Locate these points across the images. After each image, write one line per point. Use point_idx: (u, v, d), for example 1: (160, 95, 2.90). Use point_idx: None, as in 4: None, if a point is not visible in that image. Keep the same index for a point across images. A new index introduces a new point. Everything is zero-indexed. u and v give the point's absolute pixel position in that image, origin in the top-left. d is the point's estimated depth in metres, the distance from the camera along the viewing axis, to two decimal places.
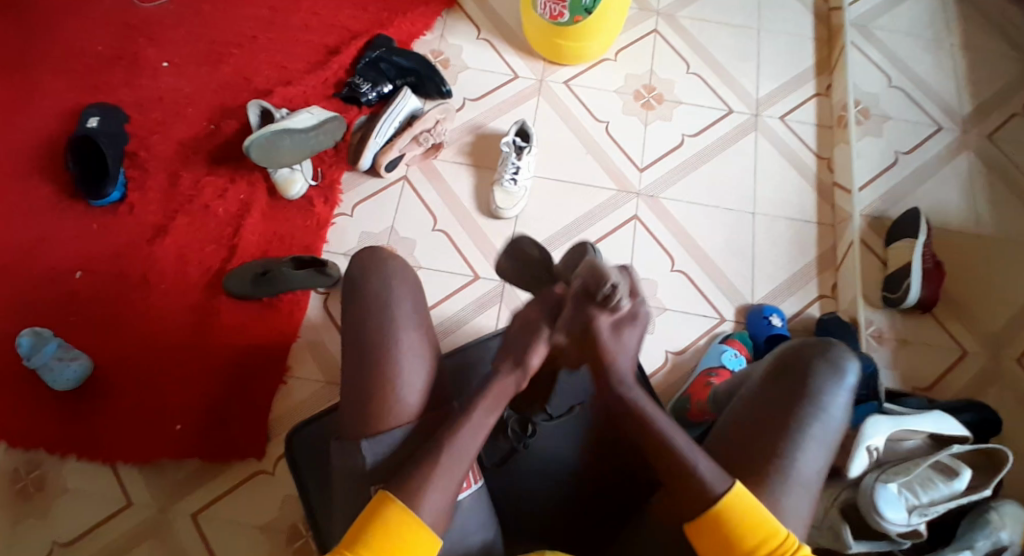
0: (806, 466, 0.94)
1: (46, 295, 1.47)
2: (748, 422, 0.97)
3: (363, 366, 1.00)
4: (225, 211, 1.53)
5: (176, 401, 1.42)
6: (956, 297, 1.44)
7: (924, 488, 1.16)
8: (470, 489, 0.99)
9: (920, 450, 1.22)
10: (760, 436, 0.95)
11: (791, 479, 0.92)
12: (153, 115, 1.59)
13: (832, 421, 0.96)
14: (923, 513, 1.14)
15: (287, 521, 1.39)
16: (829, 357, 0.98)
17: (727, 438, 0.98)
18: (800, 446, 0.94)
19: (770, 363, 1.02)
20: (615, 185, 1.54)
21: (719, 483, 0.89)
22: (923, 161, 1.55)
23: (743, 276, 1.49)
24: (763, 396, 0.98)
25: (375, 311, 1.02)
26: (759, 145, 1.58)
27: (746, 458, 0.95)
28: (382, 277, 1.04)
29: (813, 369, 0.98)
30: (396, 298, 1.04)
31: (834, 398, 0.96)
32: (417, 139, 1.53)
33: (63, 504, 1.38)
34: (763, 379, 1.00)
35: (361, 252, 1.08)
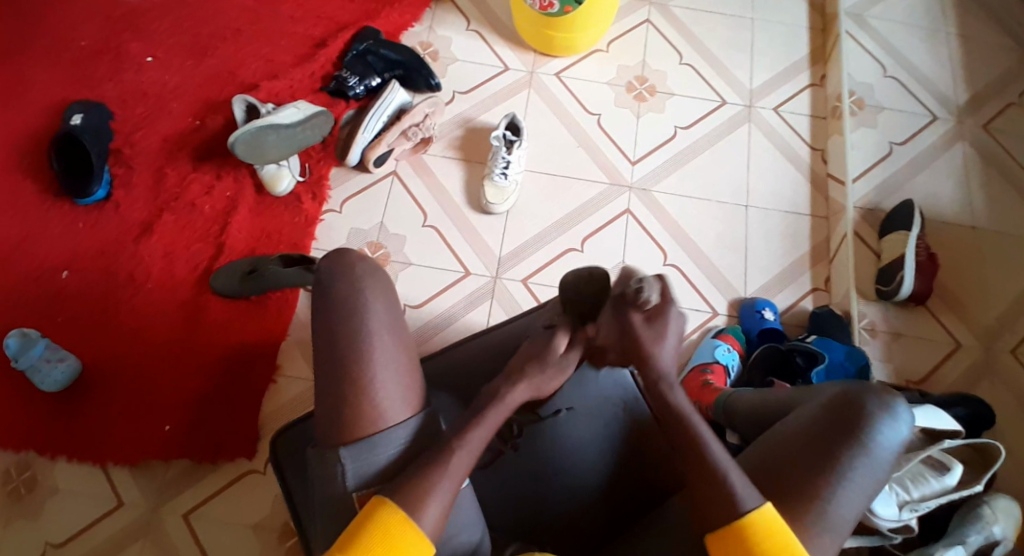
0: (843, 510, 0.96)
1: (33, 295, 1.45)
2: (794, 454, 0.99)
3: (340, 376, 0.98)
4: (212, 209, 1.51)
5: (165, 401, 1.41)
6: (950, 290, 1.43)
7: (914, 484, 1.16)
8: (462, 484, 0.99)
9: (914, 446, 1.19)
10: (804, 472, 0.97)
11: (829, 524, 0.95)
12: (138, 110, 1.57)
13: (878, 471, 0.97)
14: (915, 508, 1.14)
15: (279, 519, 1.38)
16: (888, 402, 1.00)
17: (771, 467, 0.99)
18: (842, 493, 0.95)
19: (825, 400, 1.02)
20: (607, 178, 1.52)
21: (749, 499, 0.90)
22: (918, 152, 1.53)
23: (736, 270, 1.48)
24: (812, 430, 0.99)
25: (344, 317, 1.01)
26: (753, 136, 1.56)
27: (787, 495, 0.96)
28: (350, 281, 1.02)
29: (870, 416, 0.99)
30: (369, 302, 1.02)
31: (886, 447, 0.98)
32: (406, 134, 1.51)
33: (55, 505, 1.37)
34: (816, 412, 1.01)
35: (331, 253, 1.05)
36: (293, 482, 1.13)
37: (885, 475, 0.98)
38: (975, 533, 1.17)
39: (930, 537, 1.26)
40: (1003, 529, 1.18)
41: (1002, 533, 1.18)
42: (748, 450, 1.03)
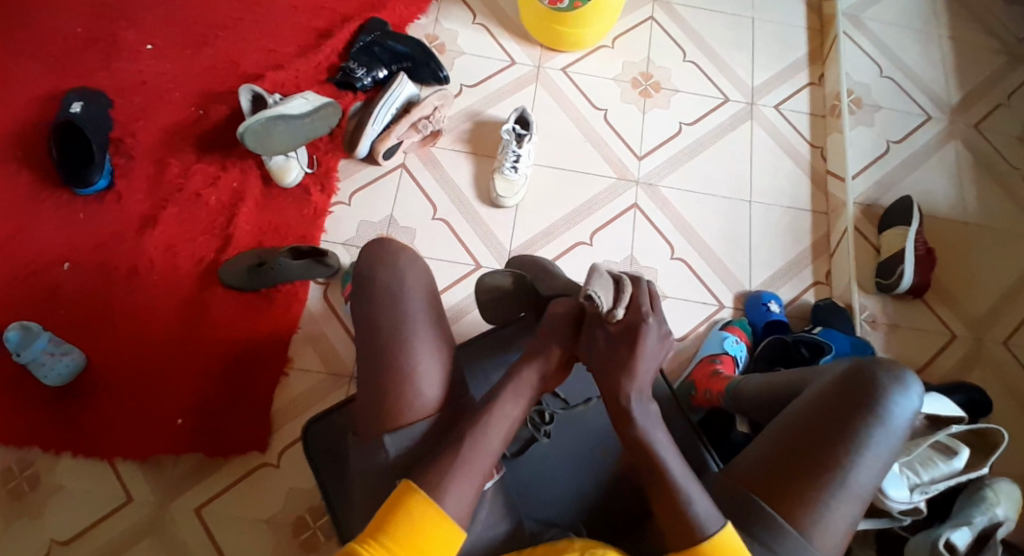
0: (861, 479, 1.02)
1: (34, 288, 1.42)
2: (811, 427, 1.05)
3: (380, 363, 1.02)
4: (217, 200, 1.49)
5: (174, 395, 1.40)
6: (945, 282, 1.50)
7: (924, 467, 1.25)
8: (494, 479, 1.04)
9: (920, 430, 1.28)
10: (823, 446, 1.03)
11: (849, 491, 1.01)
12: (137, 100, 1.54)
13: (893, 440, 1.04)
14: (925, 490, 1.22)
15: (293, 513, 1.37)
16: (896, 372, 1.07)
17: (791, 437, 1.06)
18: (860, 461, 1.02)
19: (839, 374, 1.10)
20: (614, 173, 1.54)
21: (712, 523, 0.93)
22: (914, 149, 1.59)
23: (741, 264, 1.51)
24: (828, 406, 1.06)
25: (385, 305, 1.05)
26: (755, 133, 1.60)
27: (808, 463, 1.03)
28: (390, 270, 1.07)
29: (883, 387, 1.06)
30: (407, 293, 1.07)
31: (899, 418, 1.05)
32: (416, 126, 1.51)
33: (60, 502, 1.35)
34: (829, 388, 1.08)
35: (366, 246, 1.09)
36: (325, 477, 1.15)
37: (899, 444, 1.05)
38: (981, 514, 1.26)
39: (936, 519, 1.36)
40: (1006, 511, 1.27)
41: (1004, 514, 1.27)
42: (765, 429, 1.10)
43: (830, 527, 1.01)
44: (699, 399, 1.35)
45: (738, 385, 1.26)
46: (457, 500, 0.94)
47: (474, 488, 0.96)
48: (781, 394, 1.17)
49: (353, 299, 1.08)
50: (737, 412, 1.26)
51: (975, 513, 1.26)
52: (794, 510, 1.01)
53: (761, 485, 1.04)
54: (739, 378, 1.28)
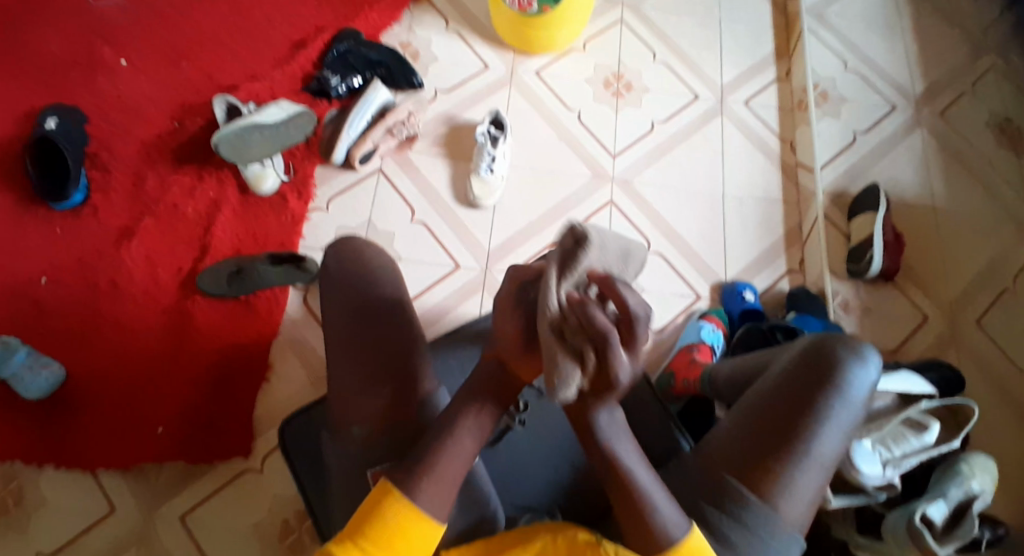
0: (824, 449, 1.05)
1: (12, 303, 1.42)
2: (774, 402, 1.08)
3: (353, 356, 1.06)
4: (194, 211, 1.50)
5: (157, 404, 1.39)
6: (915, 267, 1.54)
7: (895, 443, 1.30)
8: (468, 465, 1.07)
9: (890, 409, 1.34)
10: (786, 419, 1.06)
11: (812, 460, 1.04)
12: (113, 114, 1.54)
13: (853, 409, 1.07)
14: (898, 465, 1.29)
15: (277, 518, 1.37)
16: (855, 346, 1.10)
17: (756, 414, 1.09)
18: (822, 432, 1.05)
19: (800, 350, 1.13)
20: (590, 172, 1.56)
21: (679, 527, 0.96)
22: (881, 138, 1.62)
23: (716, 255, 1.53)
24: (790, 381, 1.09)
25: (356, 300, 1.09)
26: (726, 129, 1.62)
27: (771, 436, 1.06)
28: (357, 265, 1.11)
29: (842, 361, 1.08)
30: (374, 285, 1.10)
31: (858, 389, 1.08)
32: (391, 131, 1.53)
33: (43, 517, 1.33)
34: (792, 365, 1.11)
35: (332, 243, 1.13)
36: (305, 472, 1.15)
37: (860, 415, 1.08)
38: (955, 488, 1.32)
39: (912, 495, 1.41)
40: (980, 484, 1.32)
41: (980, 487, 1.32)
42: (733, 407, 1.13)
43: (795, 496, 1.04)
44: (678, 389, 1.37)
45: (715, 371, 1.28)
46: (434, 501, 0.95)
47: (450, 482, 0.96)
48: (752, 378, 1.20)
49: (326, 295, 1.11)
50: (715, 397, 1.28)
51: (950, 487, 1.32)
52: (760, 482, 1.04)
53: (728, 461, 1.07)
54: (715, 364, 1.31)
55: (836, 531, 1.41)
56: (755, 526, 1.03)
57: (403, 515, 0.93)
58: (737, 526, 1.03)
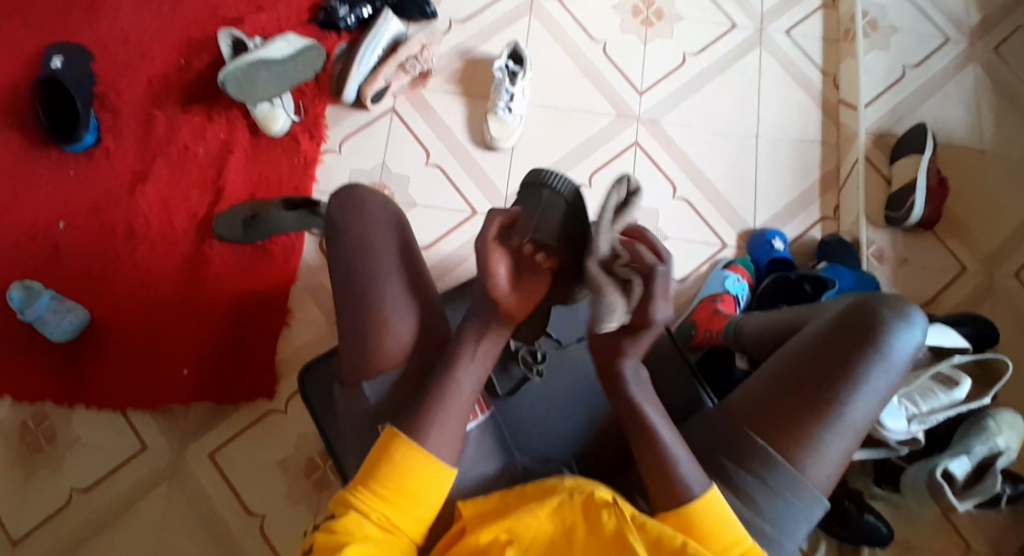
0: (858, 413, 1.03)
1: (30, 247, 1.42)
2: (810, 363, 1.05)
3: (359, 330, 1.04)
4: (206, 152, 1.47)
5: (181, 346, 1.41)
6: (957, 214, 1.45)
7: (923, 398, 1.29)
8: (478, 419, 1.06)
9: (924, 363, 1.32)
10: (820, 382, 1.03)
11: (845, 424, 1.02)
12: (118, 52, 1.50)
13: (892, 374, 1.04)
14: (923, 421, 1.27)
15: (302, 456, 1.40)
16: (901, 308, 1.06)
17: (788, 373, 1.06)
18: (856, 395, 1.02)
19: (842, 310, 1.09)
20: (615, 111, 1.48)
21: (697, 484, 0.96)
22: (930, 75, 1.51)
23: (744, 201, 1.46)
24: (828, 343, 1.06)
25: (361, 265, 1.07)
26: (763, 62, 1.52)
27: (805, 397, 1.03)
28: (363, 221, 1.09)
29: (886, 324, 1.05)
30: (376, 250, 1.07)
31: (900, 353, 1.05)
32: (404, 67, 1.46)
33: (76, 455, 1.38)
34: (832, 325, 1.08)
35: (338, 194, 1.10)
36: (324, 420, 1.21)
37: (899, 377, 1.05)
38: (981, 445, 1.29)
39: (935, 449, 1.38)
40: (1007, 441, 1.30)
41: (1005, 444, 1.30)
42: (763, 364, 1.11)
43: (823, 458, 1.02)
44: (698, 339, 1.35)
45: (739, 322, 1.26)
46: None
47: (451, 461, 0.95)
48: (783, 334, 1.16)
49: (332, 258, 1.08)
50: (737, 350, 1.26)
51: (975, 443, 1.30)
52: (787, 444, 1.02)
53: (756, 420, 1.05)
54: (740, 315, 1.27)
55: (853, 483, 1.42)
56: (779, 487, 1.02)
57: (410, 456, 0.93)
58: (761, 487, 1.02)
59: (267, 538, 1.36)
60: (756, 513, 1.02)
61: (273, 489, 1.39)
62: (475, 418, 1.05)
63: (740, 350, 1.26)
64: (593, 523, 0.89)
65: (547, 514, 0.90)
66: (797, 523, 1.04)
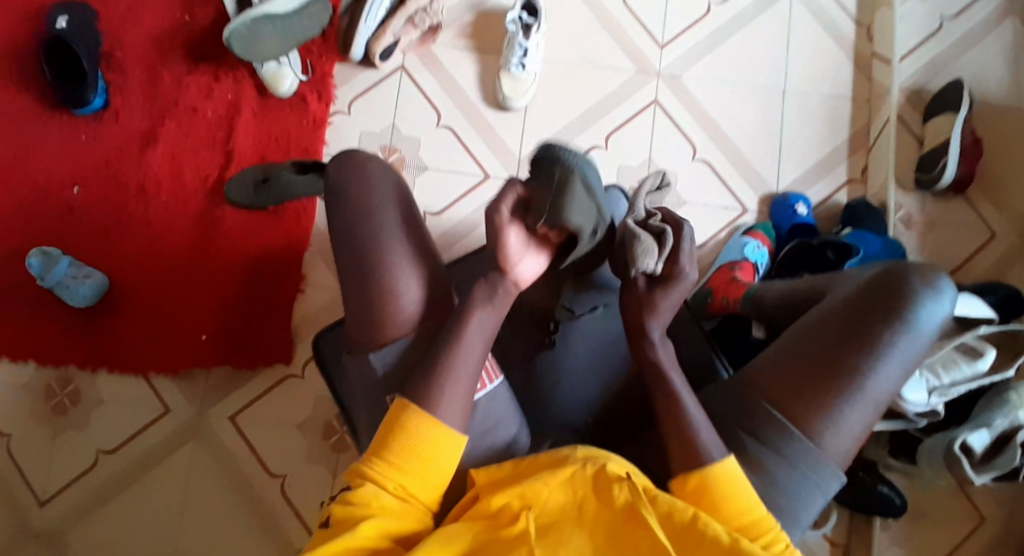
0: (879, 385, 1.01)
1: (47, 211, 1.43)
2: (832, 332, 1.03)
3: (365, 320, 1.04)
4: (214, 113, 1.44)
5: (199, 309, 1.44)
6: (991, 177, 1.39)
7: (945, 370, 1.27)
8: (485, 388, 1.04)
9: (947, 334, 1.25)
10: (843, 352, 1.01)
11: (865, 396, 1.00)
12: (121, 8, 1.46)
13: (918, 344, 1.01)
14: (943, 394, 1.27)
15: (321, 418, 1.45)
16: (931, 276, 1.03)
17: (810, 341, 1.03)
18: (880, 367, 1.00)
19: (869, 277, 1.06)
20: (634, 66, 1.41)
21: (715, 450, 0.95)
22: (970, 26, 1.42)
23: (768, 162, 1.41)
24: (853, 311, 1.03)
25: (362, 247, 1.04)
26: (794, 11, 1.43)
27: (826, 367, 1.01)
28: (362, 186, 1.08)
29: (915, 293, 1.02)
30: (377, 227, 1.06)
31: (928, 322, 1.02)
32: (412, 21, 1.39)
33: (101, 417, 1.43)
34: (857, 292, 1.05)
35: (337, 156, 1.10)
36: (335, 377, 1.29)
37: (925, 349, 1.02)
38: (1002, 419, 1.28)
39: (954, 422, 1.37)
40: None
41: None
42: (784, 332, 1.08)
43: (841, 430, 1.01)
44: (715, 305, 1.33)
45: (759, 289, 1.22)
46: None
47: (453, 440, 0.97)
48: (805, 298, 1.13)
49: (336, 241, 1.07)
50: (754, 318, 1.23)
51: (994, 417, 1.28)
52: (807, 415, 1.00)
53: (775, 389, 1.03)
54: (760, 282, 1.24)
55: (868, 452, 1.43)
56: (795, 458, 1.00)
57: (419, 422, 0.93)
58: (778, 459, 1.00)
59: (289, 499, 1.41)
60: (771, 485, 1.01)
61: (293, 450, 1.44)
62: (481, 389, 1.04)
63: (758, 318, 1.23)
64: (604, 495, 0.86)
65: (558, 483, 0.87)
66: (813, 496, 1.02)
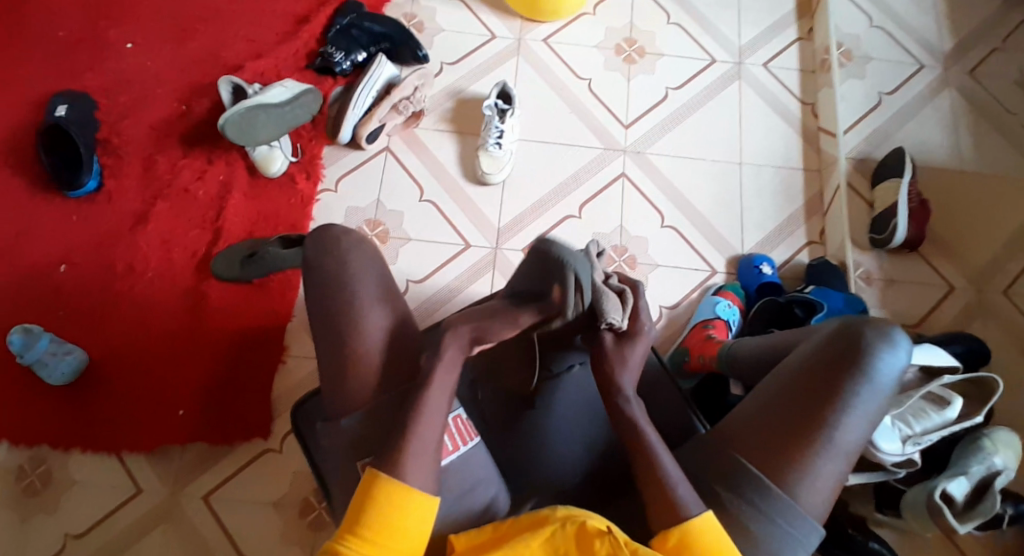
0: (847, 437, 1.01)
1: (32, 288, 1.45)
2: (797, 389, 1.03)
3: (346, 351, 1.05)
4: (205, 194, 1.51)
5: (176, 386, 1.42)
6: (942, 234, 1.48)
7: (916, 419, 1.24)
8: (455, 453, 1.04)
9: (913, 384, 1.24)
10: (808, 407, 1.01)
11: (835, 449, 1.00)
12: (121, 98, 1.56)
13: (880, 397, 1.02)
14: (917, 441, 1.21)
15: (298, 495, 1.40)
16: (885, 331, 1.04)
17: (775, 397, 1.04)
18: (846, 419, 1.00)
19: (826, 334, 1.07)
20: (602, 143, 1.53)
21: (695, 506, 0.95)
22: (906, 101, 1.57)
23: (732, 227, 1.50)
24: (814, 368, 1.04)
25: (337, 291, 1.07)
26: (743, 94, 1.59)
27: (794, 423, 1.01)
28: (337, 256, 1.09)
29: (872, 347, 1.03)
30: (356, 276, 1.08)
31: (887, 375, 1.03)
32: (397, 108, 1.50)
33: (72, 498, 1.37)
34: (817, 350, 1.05)
35: (312, 235, 1.12)
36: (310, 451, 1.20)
37: (888, 401, 1.03)
38: (978, 464, 1.26)
39: (934, 470, 1.35)
40: (1004, 459, 1.27)
41: (1003, 463, 1.27)
42: (750, 392, 1.09)
43: (816, 484, 1.00)
44: (693, 364, 1.34)
45: (733, 347, 1.24)
46: (422, 483, 0.95)
47: (432, 463, 0.97)
48: (777, 356, 1.15)
49: (309, 290, 1.10)
50: (728, 374, 1.25)
51: (971, 463, 1.26)
52: (781, 469, 1.00)
53: (747, 445, 1.03)
54: (735, 342, 1.25)
55: (855, 509, 1.40)
56: (775, 515, 0.99)
57: (392, 492, 0.93)
58: (758, 516, 0.99)
59: None
60: (753, 542, 0.99)
61: (269, 530, 1.37)
62: (452, 453, 1.03)
63: (736, 377, 1.23)
64: (585, 552, 0.89)
65: (541, 544, 0.89)
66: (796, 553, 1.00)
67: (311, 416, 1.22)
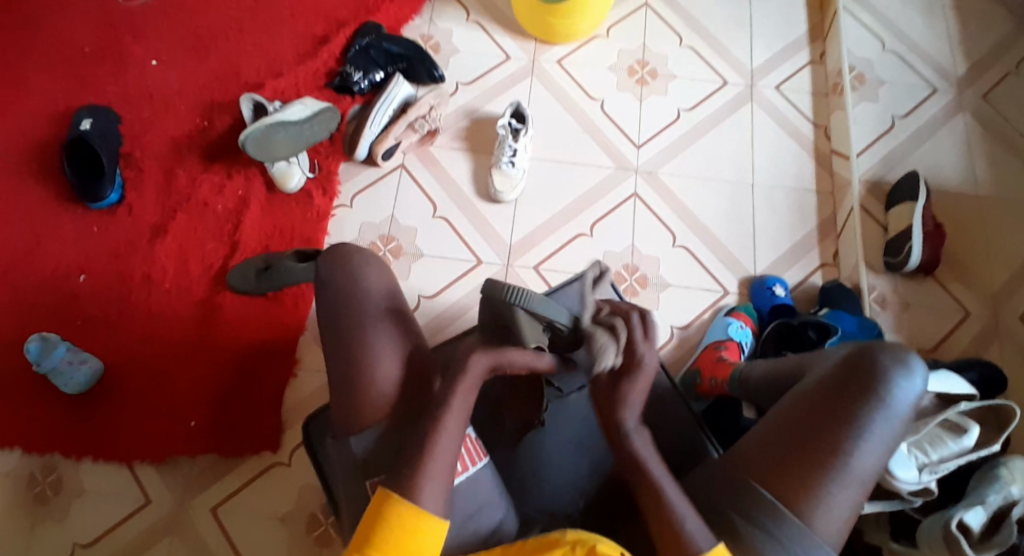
0: (863, 464, 0.99)
1: (51, 298, 1.48)
2: (810, 414, 1.01)
3: (354, 359, 1.06)
4: (224, 208, 1.54)
5: (188, 398, 1.43)
6: (957, 258, 1.47)
7: (932, 446, 1.20)
8: (465, 472, 1.03)
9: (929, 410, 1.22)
10: (822, 433, 1.00)
11: (850, 476, 0.98)
12: (144, 114, 1.60)
13: (895, 423, 1.00)
14: (934, 470, 1.18)
15: (306, 510, 1.40)
16: (899, 355, 1.03)
17: (788, 424, 1.02)
18: (861, 445, 0.99)
19: (840, 359, 1.05)
20: (613, 163, 1.55)
21: (706, 540, 0.92)
22: (919, 124, 1.57)
23: (744, 248, 1.50)
24: (827, 393, 1.02)
25: (349, 310, 1.09)
26: (756, 116, 1.60)
27: (807, 449, 1.00)
28: (349, 273, 1.11)
29: (886, 372, 1.01)
30: (368, 291, 1.10)
31: (902, 401, 1.01)
32: (413, 126, 1.53)
33: (81, 506, 1.38)
34: (831, 376, 1.04)
35: (325, 253, 1.14)
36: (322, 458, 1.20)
37: (904, 427, 1.01)
38: (994, 494, 1.23)
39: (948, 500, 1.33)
40: (1021, 489, 1.23)
41: (1020, 492, 1.23)
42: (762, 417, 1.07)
43: (830, 512, 0.98)
44: (704, 387, 1.33)
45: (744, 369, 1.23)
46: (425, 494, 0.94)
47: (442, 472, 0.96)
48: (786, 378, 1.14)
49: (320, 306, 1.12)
50: (741, 396, 1.23)
51: (987, 492, 1.23)
52: (794, 496, 0.98)
53: (759, 469, 1.01)
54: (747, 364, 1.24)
55: (868, 537, 1.33)
56: (789, 543, 0.97)
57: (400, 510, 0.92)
58: (773, 544, 0.97)
59: None
60: None
61: (276, 543, 1.37)
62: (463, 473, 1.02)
63: (748, 399, 1.22)
64: None
65: None
66: None
67: (321, 432, 1.21)
